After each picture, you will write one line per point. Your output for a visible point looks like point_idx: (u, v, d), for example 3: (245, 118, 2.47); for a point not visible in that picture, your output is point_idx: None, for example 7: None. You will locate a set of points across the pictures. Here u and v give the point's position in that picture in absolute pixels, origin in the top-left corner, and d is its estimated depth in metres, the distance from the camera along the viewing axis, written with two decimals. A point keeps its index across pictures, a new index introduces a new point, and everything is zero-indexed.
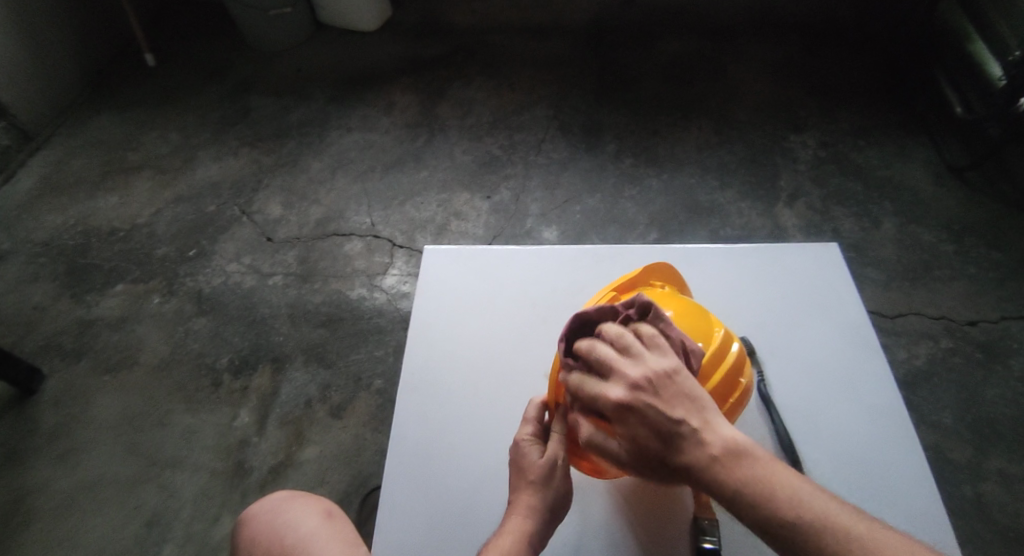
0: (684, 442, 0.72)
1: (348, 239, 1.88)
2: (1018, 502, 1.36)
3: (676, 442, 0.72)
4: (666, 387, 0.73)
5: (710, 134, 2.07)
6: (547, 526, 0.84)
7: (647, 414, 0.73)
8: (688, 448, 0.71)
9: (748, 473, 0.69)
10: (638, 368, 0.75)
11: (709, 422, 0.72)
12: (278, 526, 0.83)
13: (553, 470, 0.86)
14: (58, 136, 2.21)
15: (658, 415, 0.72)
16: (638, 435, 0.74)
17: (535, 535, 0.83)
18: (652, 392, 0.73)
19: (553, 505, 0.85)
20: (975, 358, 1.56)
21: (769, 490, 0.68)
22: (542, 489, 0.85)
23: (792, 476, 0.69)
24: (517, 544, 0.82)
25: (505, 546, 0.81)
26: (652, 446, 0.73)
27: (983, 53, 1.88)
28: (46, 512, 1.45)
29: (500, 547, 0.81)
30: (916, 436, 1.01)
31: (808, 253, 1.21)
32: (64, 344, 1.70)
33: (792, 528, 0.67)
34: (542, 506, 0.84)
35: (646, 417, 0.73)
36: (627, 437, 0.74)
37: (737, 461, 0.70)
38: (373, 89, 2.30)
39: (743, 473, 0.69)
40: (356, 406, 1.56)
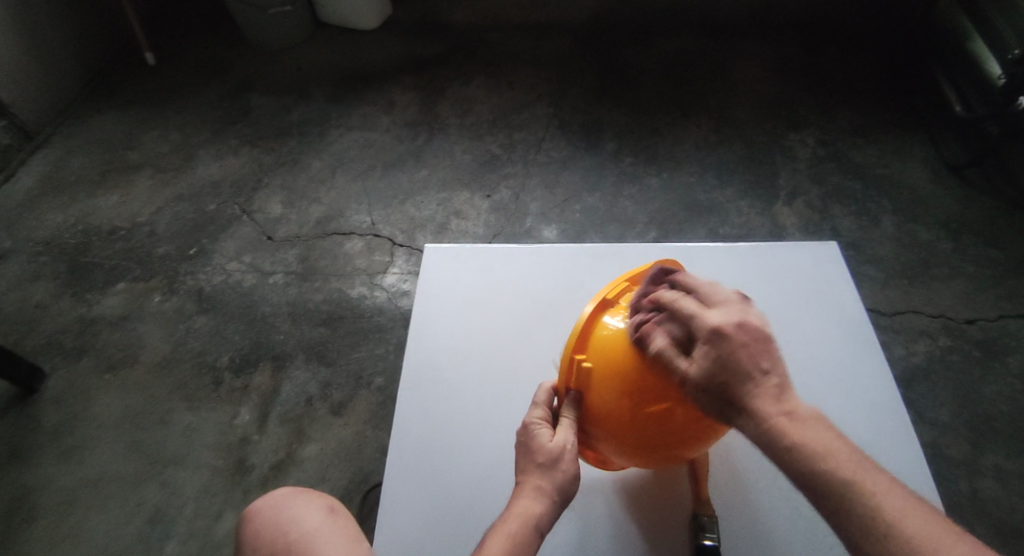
0: (761, 391, 0.73)
1: (348, 238, 1.89)
2: (1015, 498, 1.37)
3: (751, 392, 0.73)
4: (761, 337, 0.75)
5: (710, 133, 2.08)
6: (554, 511, 0.84)
7: (740, 351, 0.73)
8: (762, 400, 0.73)
9: (811, 437, 0.71)
10: (743, 311, 0.77)
11: (785, 385, 0.74)
12: (281, 521, 0.83)
13: (563, 453, 0.86)
14: (58, 134, 2.21)
15: (749, 358, 0.73)
16: (723, 367, 0.74)
17: (542, 519, 0.83)
18: (749, 334, 0.74)
19: (561, 490, 0.85)
20: (973, 356, 1.57)
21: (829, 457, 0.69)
22: (551, 473, 0.85)
23: (853, 447, 0.71)
24: (525, 527, 0.81)
25: (512, 528, 0.81)
26: (728, 383, 0.74)
27: (983, 51, 1.89)
28: (48, 510, 1.45)
29: (507, 530, 0.81)
30: (914, 432, 1.02)
31: (807, 252, 1.21)
32: (66, 342, 1.71)
33: (837, 499, 0.68)
34: (551, 490, 0.84)
35: (735, 355, 0.74)
36: (709, 362, 0.74)
37: (800, 425, 0.71)
38: (373, 88, 2.30)
39: (807, 436, 0.71)
40: (357, 403, 1.57)
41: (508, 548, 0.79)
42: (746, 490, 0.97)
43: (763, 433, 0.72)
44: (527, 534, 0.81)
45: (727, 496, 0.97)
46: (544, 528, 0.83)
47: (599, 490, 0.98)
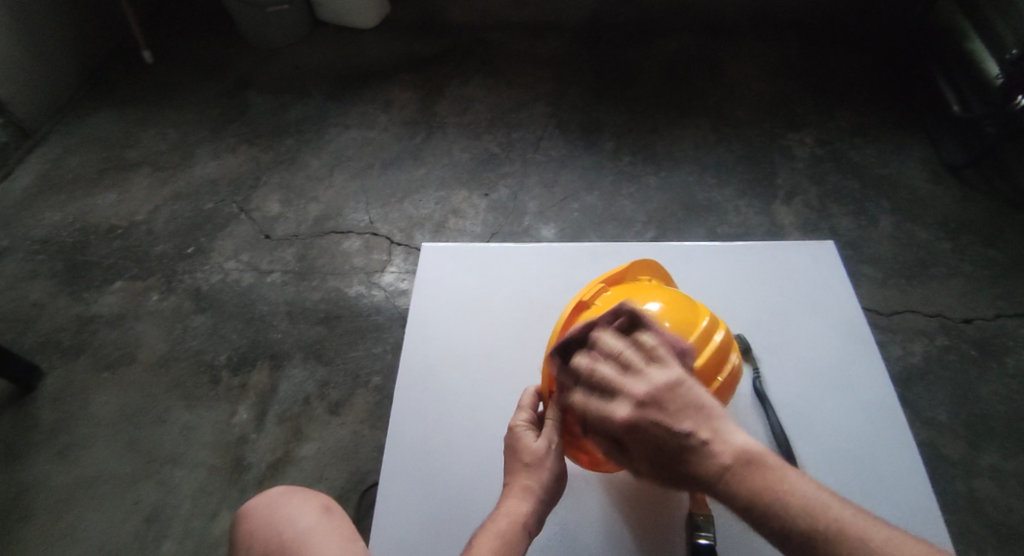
0: (695, 455, 0.71)
1: (346, 237, 1.88)
2: (1011, 498, 1.37)
3: (687, 454, 0.71)
4: (669, 401, 0.73)
5: (708, 132, 2.08)
6: (543, 509, 0.85)
7: (657, 430, 0.72)
8: (700, 459, 0.70)
9: (758, 482, 0.68)
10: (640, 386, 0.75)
11: (717, 430, 0.71)
12: (275, 522, 0.83)
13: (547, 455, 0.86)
14: (55, 133, 2.21)
15: (667, 427, 0.72)
16: (651, 452, 0.73)
17: (531, 517, 0.84)
18: (658, 409, 0.73)
19: (549, 489, 0.85)
20: (970, 356, 1.57)
21: (782, 501, 0.67)
22: (538, 472, 0.85)
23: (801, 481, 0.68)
24: (514, 527, 0.82)
25: (502, 527, 0.82)
26: (662, 459, 0.73)
27: (980, 50, 1.89)
28: (45, 508, 1.45)
29: (496, 529, 0.82)
30: (909, 430, 1.02)
31: (804, 251, 1.21)
32: (63, 340, 1.71)
33: (808, 546, 0.66)
34: (539, 489, 0.85)
35: (654, 432, 0.73)
36: (641, 452, 0.74)
37: (745, 470, 0.69)
38: (372, 86, 2.30)
39: (753, 483, 0.68)
40: (354, 403, 1.56)
41: (498, 547, 0.80)
42: None
43: (715, 493, 0.70)
44: (516, 533, 0.82)
45: None
46: (534, 526, 0.83)
47: (592, 490, 0.98)
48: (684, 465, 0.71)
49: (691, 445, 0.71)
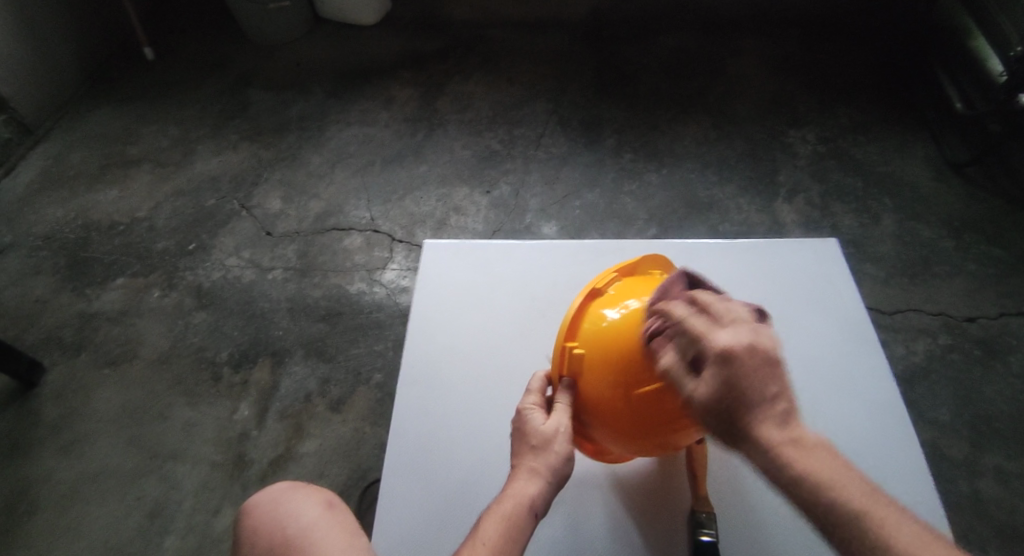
0: (769, 418, 0.69)
1: (347, 234, 1.88)
2: (1012, 495, 1.37)
3: (759, 415, 0.68)
4: (772, 356, 0.70)
5: (710, 129, 2.07)
6: (549, 492, 0.85)
7: (750, 373, 0.69)
8: (772, 425, 0.68)
9: (823, 462, 0.67)
10: (754, 330, 0.72)
11: (796, 408, 0.70)
12: (279, 517, 0.83)
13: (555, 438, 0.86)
14: (57, 129, 2.21)
15: (757, 381, 0.69)
16: (729, 388, 0.69)
17: (537, 499, 0.83)
18: (759, 357, 0.70)
19: (556, 471, 0.85)
20: (972, 354, 1.57)
21: (847, 488, 0.65)
22: (543, 457, 0.85)
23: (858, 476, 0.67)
24: (518, 509, 0.82)
25: (505, 510, 0.82)
26: (735, 405, 0.69)
27: (983, 47, 1.89)
28: (47, 504, 1.45)
29: (499, 512, 0.82)
30: (912, 428, 1.02)
31: (808, 248, 1.21)
32: (64, 337, 1.71)
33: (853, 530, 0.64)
34: (544, 471, 0.85)
35: (743, 374, 0.69)
36: (717, 384, 0.70)
37: (814, 452, 0.67)
38: (373, 83, 2.29)
39: (817, 465, 0.67)
40: (356, 400, 1.56)
41: (503, 528, 0.80)
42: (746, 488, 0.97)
43: (770, 463, 0.68)
44: (521, 515, 0.81)
45: (725, 492, 0.97)
46: (539, 509, 0.83)
47: (594, 489, 0.97)
48: (753, 425, 0.68)
49: (773, 407, 0.69)
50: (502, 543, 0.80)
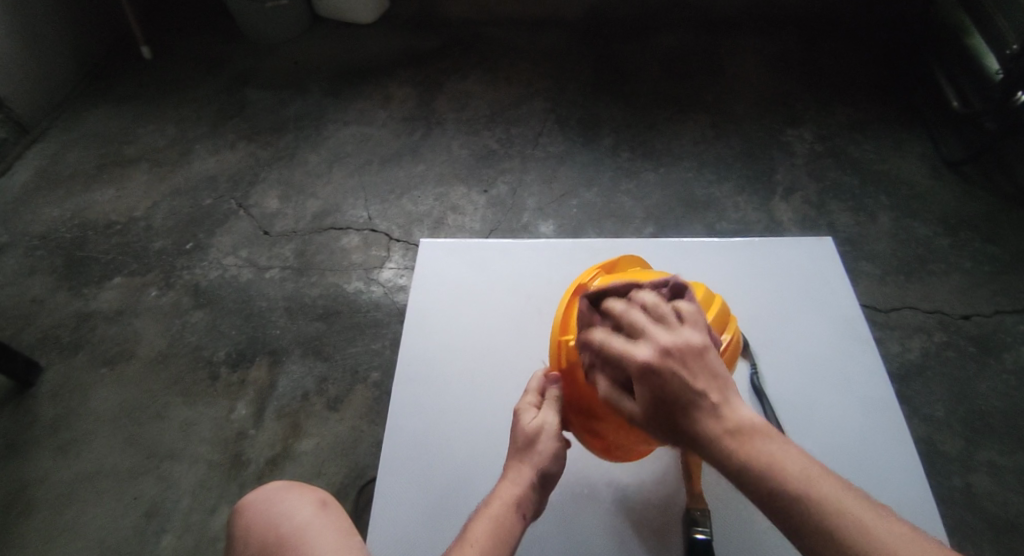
0: (704, 414, 0.68)
1: (344, 233, 1.88)
2: (1008, 493, 1.37)
3: (691, 416, 0.69)
4: (694, 358, 0.70)
5: (707, 128, 2.07)
6: (537, 492, 0.85)
7: (672, 379, 0.69)
8: (706, 422, 0.68)
9: (763, 452, 0.66)
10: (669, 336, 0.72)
11: (731, 397, 0.69)
12: (272, 516, 0.83)
13: (547, 436, 0.87)
14: (54, 129, 2.21)
15: (681, 386, 0.69)
16: (655, 400, 0.70)
17: (525, 500, 0.84)
18: (678, 360, 0.70)
19: (547, 470, 0.86)
20: (968, 351, 1.57)
21: (786, 475, 0.64)
22: (533, 455, 0.86)
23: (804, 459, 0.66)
24: (509, 508, 0.82)
25: (496, 511, 0.82)
26: (667, 411, 0.70)
27: (982, 47, 1.89)
28: (44, 504, 1.45)
29: (490, 512, 0.82)
30: (906, 427, 1.02)
31: (803, 248, 1.21)
32: (62, 337, 1.71)
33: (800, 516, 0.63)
34: (533, 468, 0.85)
35: (667, 381, 0.70)
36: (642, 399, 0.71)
37: (752, 440, 0.67)
38: (371, 82, 2.29)
39: (757, 455, 0.66)
40: (353, 398, 1.57)
41: (494, 530, 0.80)
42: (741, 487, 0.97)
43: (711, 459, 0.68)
44: (510, 514, 0.81)
45: (719, 490, 0.97)
46: (529, 509, 0.84)
47: (588, 490, 0.98)
48: (686, 426, 0.69)
49: (704, 403, 0.68)
50: (492, 542, 0.79)
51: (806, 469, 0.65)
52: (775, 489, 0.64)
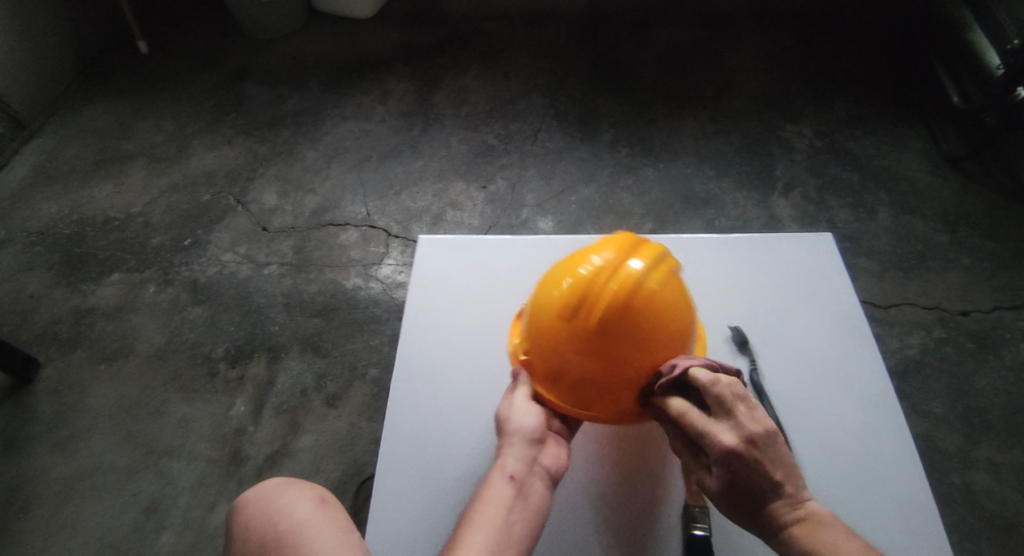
0: (777, 500, 0.81)
1: (343, 229, 1.88)
2: (1005, 489, 1.38)
3: (761, 501, 0.81)
4: (771, 448, 0.81)
5: (707, 124, 2.07)
6: (518, 454, 0.86)
7: (753, 467, 0.80)
8: (776, 507, 0.81)
9: (824, 538, 0.78)
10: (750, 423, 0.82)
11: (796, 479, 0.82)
12: (271, 512, 0.83)
13: (522, 406, 0.90)
14: (50, 124, 2.20)
15: (758, 475, 0.80)
16: (736, 479, 0.81)
17: (508, 465, 0.85)
18: (760, 449, 0.81)
19: (531, 434, 0.88)
20: (966, 348, 1.57)
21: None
22: (503, 426, 0.90)
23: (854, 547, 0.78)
24: (497, 478, 0.84)
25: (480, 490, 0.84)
26: (743, 493, 0.81)
27: (982, 43, 1.86)
28: (43, 501, 1.45)
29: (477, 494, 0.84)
30: (906, 423, 1.02)
31: (802, 243, 1.21)
32: (59, 333, 1.70)
33: None
34: (507, 435, 0.88)
35: (750, 468, 0.80)
36: (719, 481, 0.82)
37: (812, 525, 0.79)
38: (369, 77, 2.29)
39: (820, 541, 0.78)
40: (352, 395, 1.57)
41: (483, 504, 0.82)
42: None
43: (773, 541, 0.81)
44: (493, 482, 0.83)
45: None
46: (512, 470, 0.84)
47: (588, 491, 0.97)
48: (756, 508, 0.81)
49: (778, 491, 0.80)
50: (483, 513, 0.81)
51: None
52: None
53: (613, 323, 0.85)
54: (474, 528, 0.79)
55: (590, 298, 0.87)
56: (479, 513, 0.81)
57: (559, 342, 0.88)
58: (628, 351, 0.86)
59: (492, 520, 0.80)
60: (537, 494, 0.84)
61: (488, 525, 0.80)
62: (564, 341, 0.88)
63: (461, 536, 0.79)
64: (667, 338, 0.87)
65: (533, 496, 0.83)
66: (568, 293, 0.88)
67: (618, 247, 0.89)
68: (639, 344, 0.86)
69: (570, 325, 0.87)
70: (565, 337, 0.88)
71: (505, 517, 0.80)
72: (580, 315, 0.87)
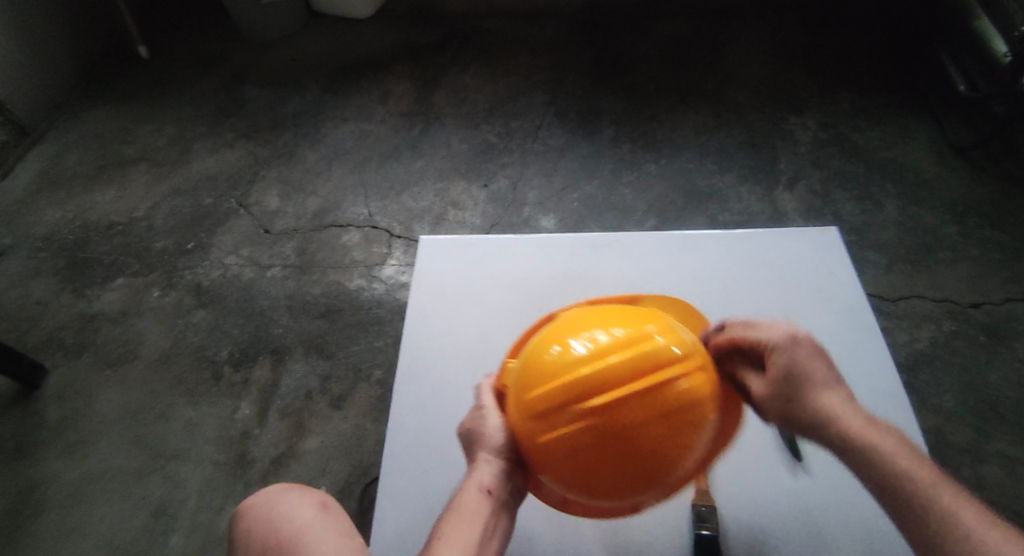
0: (828, 394, 0.83)
1: (345, 230, 1.87)
2: (1019, 483, 1.36)
3: (816, 391, 0.83)
4: (814, 352, 0.86)
5: (710, 118, 2.05)
6: (493, 473, 0.86)
7: (803, 360, 0.85)
8: (831, 398, 0.82)
9: (873, 430, 0.78)
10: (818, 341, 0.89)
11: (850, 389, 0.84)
12: (272, 518, 0.83)
13: (497, 422, 0.89)
14: (53, 130, 2.20)
15: (812, 364, 0.85)
16: (784, 373, 0.85)
17: (484, 482, 0.85)
18: (805, 347, 0.86)
19: (505, 449, 0.87)
20: (976, 340, 1.55)
21: (884, 450, 0.76)
22: (483, 438, 0.88)
23: (899, 445, 0.76)
24: (472, 493, 0.84)
25: (458, 503, 0.83)
26: (795, 387, 0.84)
27: (988, 30, 1.81)
28: (50, 506, 1.46)
29: (455, 506, 0.83)
30: (915, 417, 1.01)
31: (807, 238, 1.19)
32: (65, 338, 1.71)
33: (897, 489, 0.73)
34: (489, 449, 0.87)
35: (799, 363, 0.85)
36: (778, 367, 0.86)
37: (859, 418, 0.80)
38: (369, 77, 2.28)
39: (870, 433, 0.78)
40: (357, 396, 1.56)
41: (458, 521, 0.81)
42: (752, 488, 0.99)
43: (822, 433, 0.81)
44: (473, 496, 0.83)
45: (727, 487, 0.99)
46: (492, 486, 0.85)
47: None
48: (804, 400, 0.83)
49: (827, 384, 0.83)
50: (458, 529, 0.81)
51: (899, 452, 0.75)
52: (884, 457, 0.75)
53: (572, 426, 0.81)
54: (451, 538, 0.79)
55: (575, 396, 0.81)
56: (454, 528, 0.81)
57: (518, 422, 0.86)
58: (580, 463, 0.82)
59: (467, 536, 0.80)
60: (503, 518, 0.84)
61: (462, 541, 0.79)
62: (527, 417, 0.85)
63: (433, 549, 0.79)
64: (628, 467, 0.81)
65: (502, 516, 0.84)
66: (550, 373, 0.84)
67: (623, 344, 0.83)
68: (591, 458, 0.81)
69: (529, 412, 0.85)
70: (525, 422, 0.85)
71: (478, 539, 0.80)
72: (540, 404, 0.83)
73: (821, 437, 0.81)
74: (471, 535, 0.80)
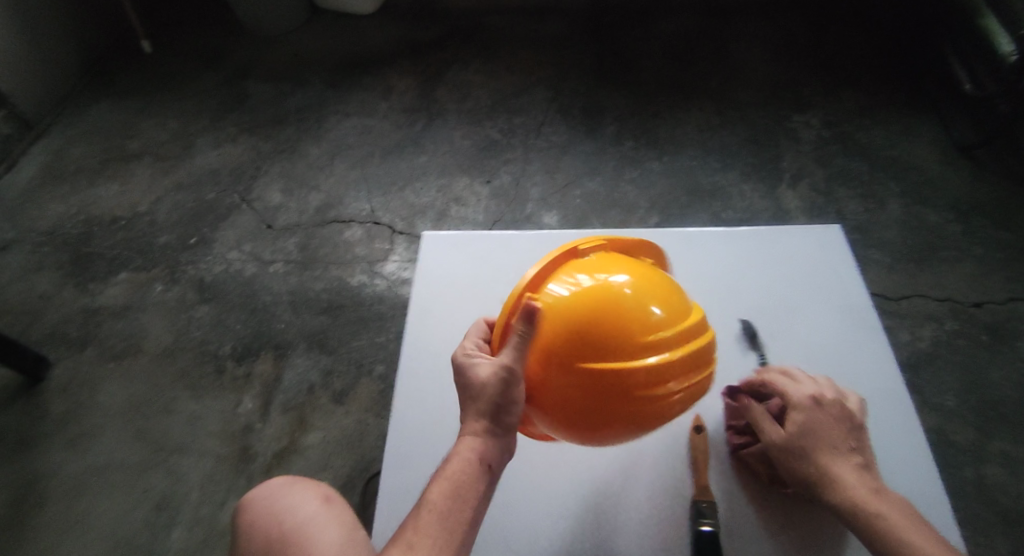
0: (845, 462, 0.86)
1: (347, 226, 1.87)
2: (1019, 482, 1.36)
3: (832, 455, 0.86)
4: (838, 417, 0.89)
5: (713, 115, 2.04)
6: (490, 441, 0.82)
7: (826, 423, 0.88)
8: (844, 465, 0.86)
9: (882, 506, 0.82)
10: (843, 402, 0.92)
11: (867, 458, 0.87)
12: (275, 510, 0.83)
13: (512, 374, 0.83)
14: (57, 125, 2.21)
15: (831, 428, 0.88)
16: (804, 433, 0.88)
17: (482, 451, 0.82)
18: (830, 412, 0.89)
19: (508, 414, 0.83)
20: (979, 339, 1.55)
21: (893, 530, 0.80)
22: (486, 400, 0.82)
23: (908, 524, 0.81)
24: (471, 464, 0.80)
25: (453, 473, 0.80)
26: (813, 448, 0.87)
27: (994, 29, 1.78)
28: (53, 499, 1.46)
29: (448, 475, 0.80)
30: (916, 415, 1.01)
31: (810, 236, 1.19)
32: (68, 332, 1.71)
33: None
34: (491, 415, 0.82)
35: (823, 426, 0.88)
36: (795, 423, 0.88)
37: (872, 492, 0.83)
38: (371, 73, 2.28)
39: (881, 508, 0.82)
40: (359, 391, 1.57)
41: (451, 494, 0.78)
42: (752, 485, 0.97)
43: (832, 498, 0.84)
44: (471, 469, 0.80)
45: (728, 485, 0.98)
46: (490, 458, 0.82)
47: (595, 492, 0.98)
48: (820, 463, 0.86)
49: (846, 452, 0.87)
50: (452, 505, 0.78)
51: (907, 532, 0.80)
52: (890, 536, 0.80)
53: (606, 407, 0.83)
54: (446, 515, 0.77)
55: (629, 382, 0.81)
56: (447, 501, 0.78)
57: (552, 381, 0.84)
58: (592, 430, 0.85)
59: (460, 511, 0.78)
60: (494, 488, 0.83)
61: (454, 518, 0.78)
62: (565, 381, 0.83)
63: (422, 523, 0.77)
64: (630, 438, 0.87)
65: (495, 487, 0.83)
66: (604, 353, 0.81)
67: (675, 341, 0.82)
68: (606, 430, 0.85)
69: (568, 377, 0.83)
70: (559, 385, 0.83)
71: (471, 514, 0.79)
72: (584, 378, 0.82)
73: (827, 499, 0.85)
74: (464, 510, 0.78)
